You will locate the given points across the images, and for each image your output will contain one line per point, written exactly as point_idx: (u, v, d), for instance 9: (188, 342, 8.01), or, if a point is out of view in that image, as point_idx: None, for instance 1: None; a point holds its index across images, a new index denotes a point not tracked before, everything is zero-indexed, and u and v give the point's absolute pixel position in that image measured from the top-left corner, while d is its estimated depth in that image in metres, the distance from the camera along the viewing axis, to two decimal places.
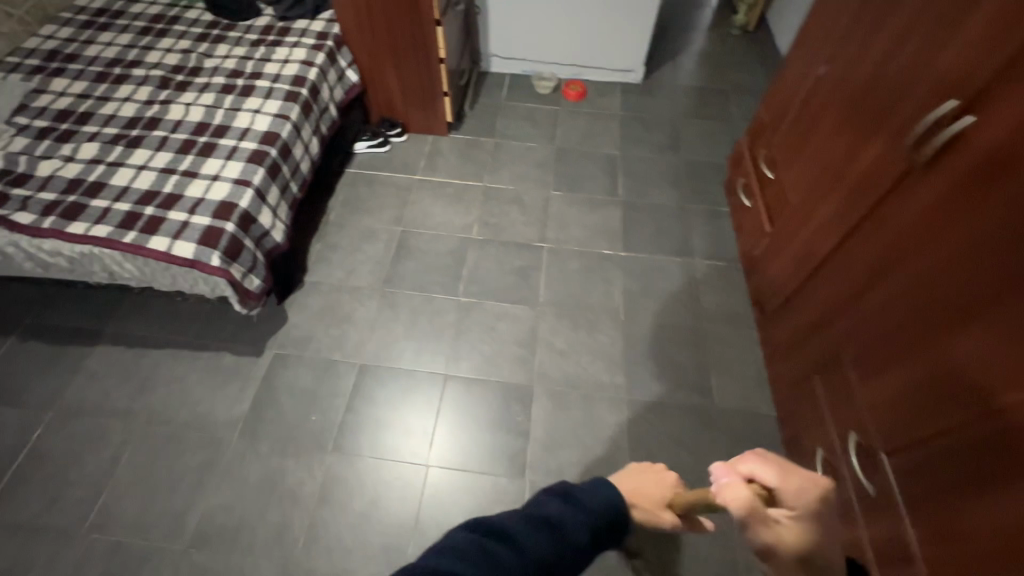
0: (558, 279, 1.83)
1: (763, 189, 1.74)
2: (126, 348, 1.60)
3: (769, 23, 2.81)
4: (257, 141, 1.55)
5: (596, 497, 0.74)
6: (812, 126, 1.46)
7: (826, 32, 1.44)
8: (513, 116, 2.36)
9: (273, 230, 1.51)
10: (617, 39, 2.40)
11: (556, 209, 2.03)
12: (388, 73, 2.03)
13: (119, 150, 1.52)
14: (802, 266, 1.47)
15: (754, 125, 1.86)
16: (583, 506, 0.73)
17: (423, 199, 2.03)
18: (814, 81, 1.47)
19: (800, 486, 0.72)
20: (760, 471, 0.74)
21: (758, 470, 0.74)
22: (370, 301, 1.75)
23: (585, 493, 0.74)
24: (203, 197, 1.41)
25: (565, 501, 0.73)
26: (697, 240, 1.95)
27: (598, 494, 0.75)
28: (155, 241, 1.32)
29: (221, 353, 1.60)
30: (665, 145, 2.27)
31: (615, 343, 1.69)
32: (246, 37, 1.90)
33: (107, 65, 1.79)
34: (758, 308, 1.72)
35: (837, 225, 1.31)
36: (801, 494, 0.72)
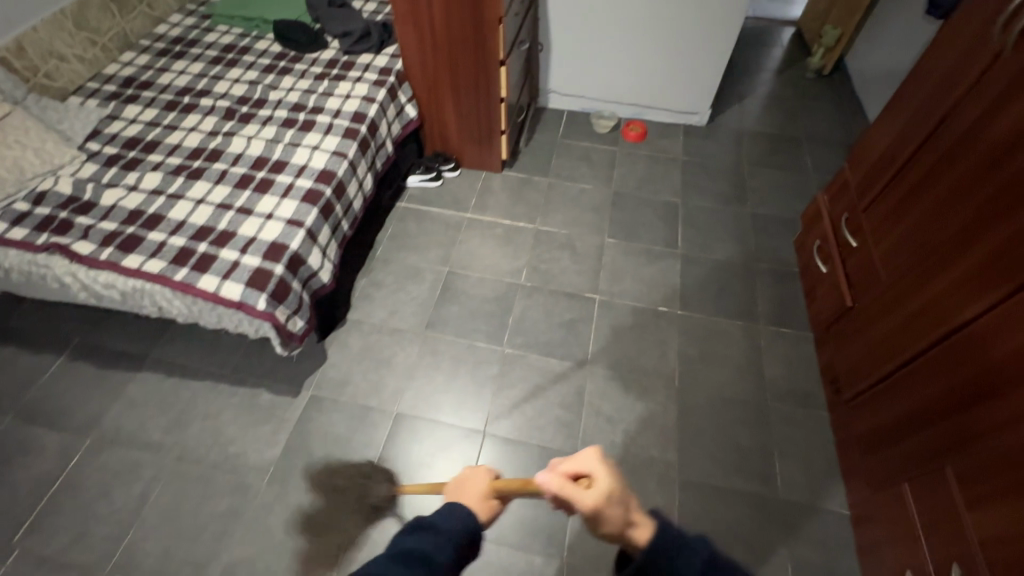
0: (609, 335, 1.73)
1: (843, 256, 1.59)
2: (168, 377, 1.60)
3: (847, 67, 2.65)
4: (313, 180, 1.53)
5: (450, 520, 0.71)
6: (910, 199, 1.32)
7: (938, 97, 1.29)
8: (569, 155, 2.29)
9: (321, 271, 1.48)
10: (683, 81, 2.30)
11: (609, 258, 1.93)
12: (447, 110, 1.99)
13: (180, 181, 1.53)
14: (891, 352, 1.31)
15: (835, 183, 1.71)
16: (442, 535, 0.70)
17: (472, 239, 1.97)
18: (920, 148, 1.32)
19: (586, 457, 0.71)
20: (583, 463, 0.70)
21: (563, 464, 0.72)
22: (411, 346, 1.69)
23: (442, 518, 0.71)
24: (255, 235, 1.39)
25: (422, 531, 0.70)
26: (763, 303, 1.81)
27: (453, 516, 0.72)
28: (205, 280, 1.31)
29: (259, 390, 1.58)
30: (731, 196, 2.14)
31: (667, 414, 1.57)
32: (311, 70, 1.91)
33: (178, 93, 1.83)
34: (831, 388, 1.56)
35: (940, 315, 1.16)
36: (598, 457, 0.71)
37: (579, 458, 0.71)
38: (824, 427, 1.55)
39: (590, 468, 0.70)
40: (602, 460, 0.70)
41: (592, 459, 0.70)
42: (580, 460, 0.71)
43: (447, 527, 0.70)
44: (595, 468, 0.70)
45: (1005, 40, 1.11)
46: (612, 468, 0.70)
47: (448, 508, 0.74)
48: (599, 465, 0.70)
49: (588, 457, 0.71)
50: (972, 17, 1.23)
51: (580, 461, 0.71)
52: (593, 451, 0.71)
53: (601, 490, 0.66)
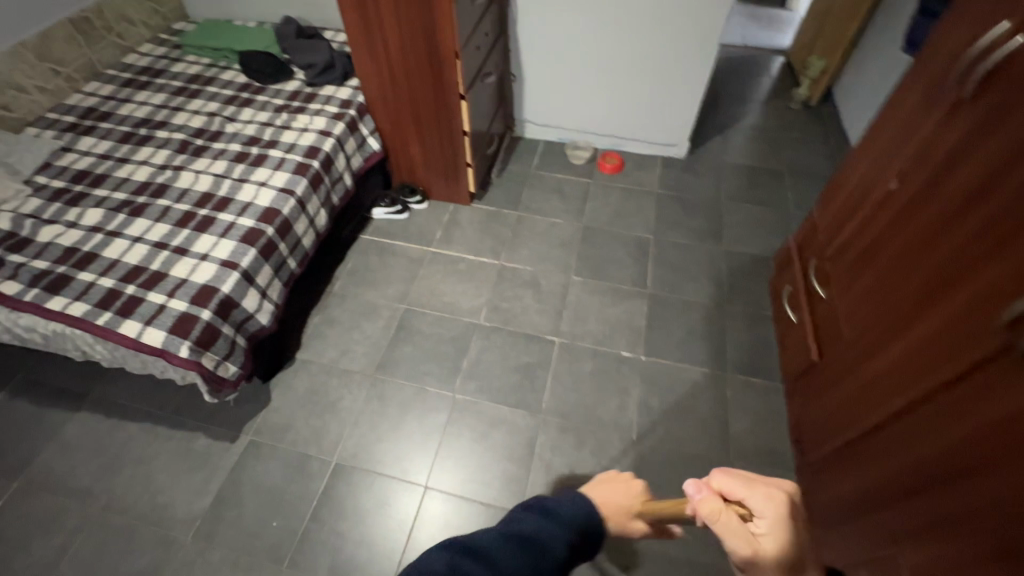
0: (568, 382, 1.64)
1: (812, 306, 1.49)
2: (105, 417, 1.55)
3: (834, 98, 2.58)
4: (255, 219, 1.48)
5: (572, 508, 0.77)
6: (873, 254, 1.23)
7: (901, 144, 1.21)
8: (541, 186, 2.23)
9: (258, 313, 1.43)
10: (660, 113, 2.25)
11: (574, 297, 1.85)
12: (411, 142, 1.95)
13: (121, 218, 1.49)
14: (855, 418, 1.20)
15: (806, 225, 1.63)
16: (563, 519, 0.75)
17: (433, 275, 1.91)
18: (883, 198, 1.24)
19: (765, 492, 0.72)
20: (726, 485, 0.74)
21: (722, 479, 0.75)
22: (359, 390, 1.62)
23: (559, 505, 0.77)
24: (186, 277, 1.34)
25: (545, 517, 0.75)
26: (732, 349, 1.71)
27: (575, 506, 0.77)
28: (127, 325, 1.25)
29: (196, 435, 1.52)
30: (706, 232, 2.05)
31: (623, 471, 1.47)
32: (272, 102, 1.88)
33: (135, 125, 1.81)
34: (798, 447, 1.45)
35: (901, 385, 1.05)
36: (775, 504, 0.71)
37: (751, 490, 0.73)
38: (792, 489, 1.44)
39: (755, 508, 0.72)
40: (780, 510, 0.71)
41: (771, 503, 0.71)
42: (746, 493, 0.73)
43: (567, 512, 0.76)
44: (765, 512, 0.71)
45: (963, 90, 1.03)
46: (788, 521, 0.71)
47: (571, 496, 0.79)
48: (770, 516, 0.71)
49: (761, 495, 0.72)
50: (932, 63, 1.16)
51: (752, 495, 0.72)
52: (774, 499, 0.72)
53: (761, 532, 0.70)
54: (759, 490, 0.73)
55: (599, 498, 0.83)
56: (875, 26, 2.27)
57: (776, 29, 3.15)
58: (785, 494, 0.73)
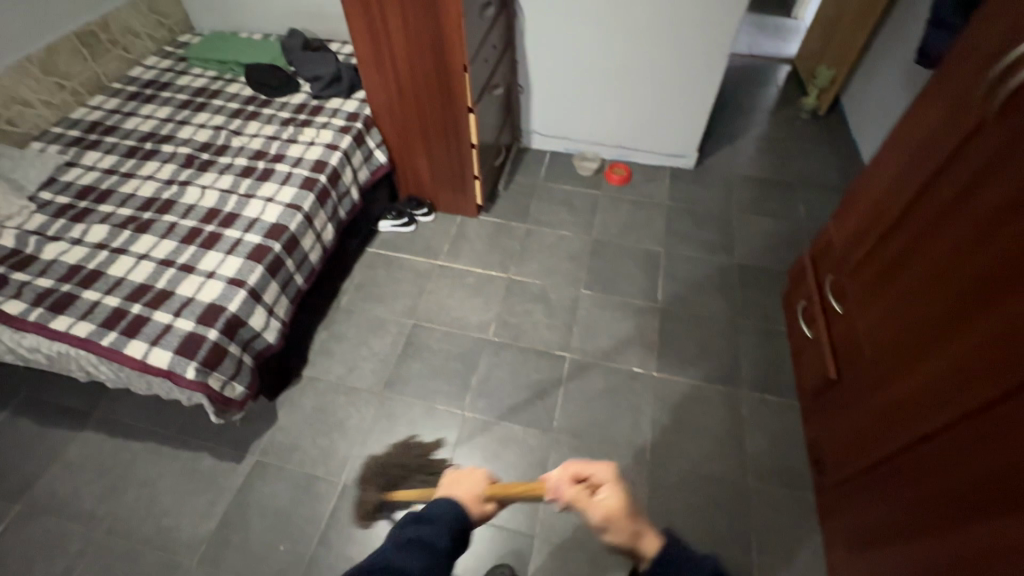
0: (579, 399, 1.61)
1: (828, 323, 1.46)
2: (108, 437, 1.52)
3: (842, 107, 2.56)
4: (262, 235, 1.46)
5: (442, 508, 0.79)
6: (892, 273, 1.20)
7: (920, 162, 1.19)
8: (549, 199, 2.21)
9: (266, 331, 1.40)
10: (668, 124, 2.23)
11: (584, 312, 1.82)
12: (418, 155, 1.93)
13: (126, 234, 1.47)
14: (876, 441, 1.17)
15: (820, 238, 1.60)
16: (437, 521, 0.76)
17: (441, 290, 1.88)
18: (900, 216, 1.22)
19: (599, 464, 0.77)
20: (584, 470, 0.77)
21: (576, 465, 0.78)
22: (367, 408, 1.59)
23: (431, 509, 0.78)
24: (192, 296, 1.32)
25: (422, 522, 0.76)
26: (746, 365, 1.68)
27: (443, 507, 0.79)
28: (132, 345, 1.23)
29: (201, 455, 1.49)
30: (716, 244, 2.03)
31: (637, 492, 1.44)
32: (278, 115, 1.87)
33: (141, 139, 1.79)
34: (816, 468, 1.42)
35: (924, 411, 1.02)
36: (613, 473, 0.76)
37: (595, 465, 0.77)
38: (812, 511, 1.40)
39: (602, 480, 0.76)
40: (617, 476, 0.76)
41: (608, 469, 0.77)
42: (589, 468, 0.77)
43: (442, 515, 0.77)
44: (608, 479, 0.76)
45: (988, 108, 1.00)
46: (624, 483, 0.76)
47: (439, 502, 0.80)
48: (611, 479, 0.75)
49: (605, 468, 0.77)
50: (952, 79, 1.13)
51: (594, 468, 0.77)
52: (609, 465, 0.77)
53: (606, 499, 0.73)
54: (595, 463, 0.78)
55: (460, 494, 0.83)
56: (883, 36, 2.26)
57: (782, 38, 3.14)
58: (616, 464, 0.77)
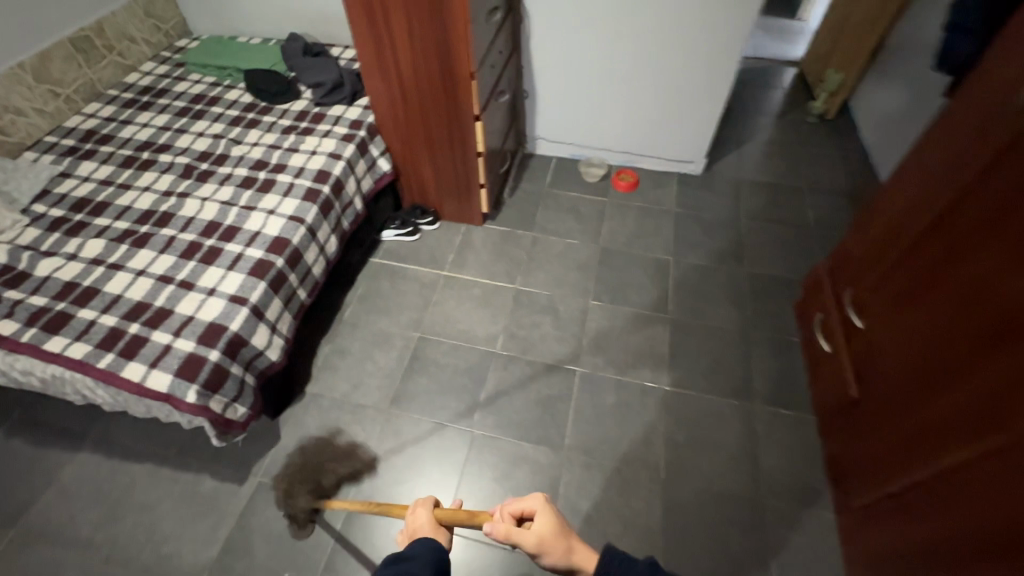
0: (590, 415, 1.57)
1: (848, 338, 1.42)
2: (106, 458, 1.47)
3: (852, 111, 2.52)
4: (263, 249, 1.41)
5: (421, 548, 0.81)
6: (920, 289, 1.16)
7: (949, 176, 1.14)
8: (555, 206, 2.16)
9: (268, 349, 1.35)
10: (676, 130, 2.19)
11: (594, 324, 1.78)
12: (422, 163, 1.88)
13: (123, 249, 1.42)
14: (903, 464, 1.13)
15: (837, 249, 1.56)
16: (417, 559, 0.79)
17: (446, 301, 1.84)
18: (927, 232, 1.17)
19: (528, 500, 0.89)
20: (519, 505, 0.89)
21: (512, 504, 0.90)
22: (372, 426, 1.55)
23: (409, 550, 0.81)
24: (192, 315, 1.27)
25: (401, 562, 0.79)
26: (762, 379, 1.64)
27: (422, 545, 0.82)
28: (130, 368, 1.18)
29: (203, 476, 1.45)
30: (727, 253, 1.99)
31: (652, 512, 1.40)
32: (279, 122, 1.82)
33: (137, 148, 1.74)
34: (836, 487, 1.38)
35: (957, 436, 0.98)
36: (543, 502, 0.88)
37: (527, 500, 0.89)
38: (834, 532, 1.36)
39: (535, 510, 0.88)
40: (547, 503, 0.88)
41: (538, 501, 0.88)
42: (521, 505, 0.89)
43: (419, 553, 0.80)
44: (539, 508, 0.87)
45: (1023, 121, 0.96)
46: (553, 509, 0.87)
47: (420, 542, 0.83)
48: (543, 509, 0.87)
49: (535, 500, 0.88)
50: (984, 90, 1.09)
51: (526, 502, 0.89)
52: (538, 496, 0.89)
53: (537, 528, 0.85)
54: (525, 498, 0.89)
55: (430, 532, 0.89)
56: (894, 39, 2.22)
57: (789, 39, 3.10)
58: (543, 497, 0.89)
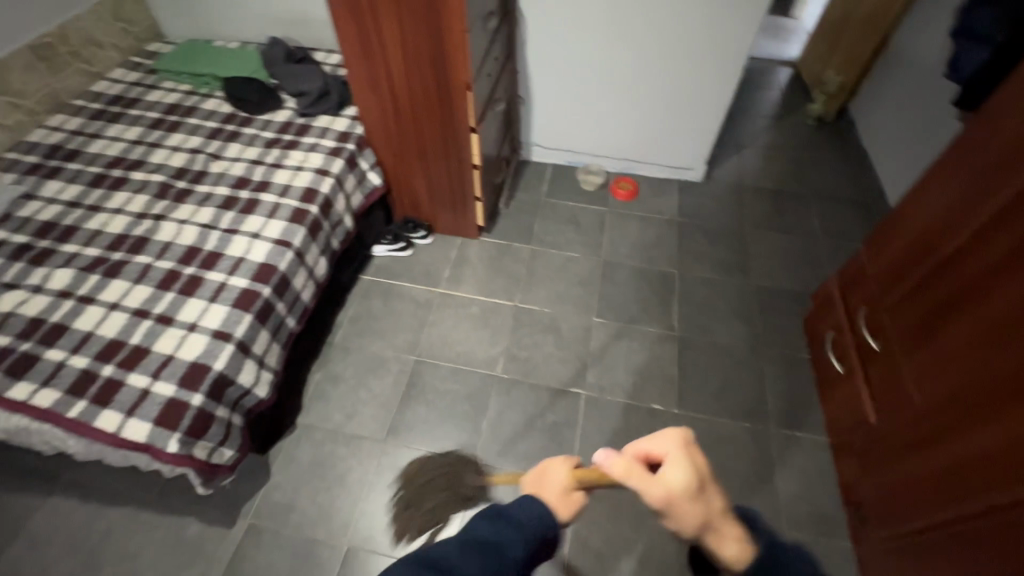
0: (598, 442, 1.51)
1: (864, 360, 1.39)
2: (81, 502, 1.37)
3: (850, 114, 2.48)
4: (249, 278, 1.32)
5: (526, 513, 0.65)
6: (945, 318, 1.12)
7: (977, 198, 1.10)
8: (553, 217, 2.08)
9: (256, 386, 1.26)
10: (676, 136, 2.12)
11: (598, 343, 1.71)
12: (415, 176, 1.79)
13: (94, 279, 1.32)
14: (928, 500, 1.09)
15: (850, 265, 1.52)
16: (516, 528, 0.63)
17: (444, 321, 1.76)
18: (952, 256, 1.13)
19: (665, 438, 0.65)
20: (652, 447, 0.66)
21: (639, 447, 0.67)
22: (369, 460, 1.46)
23: (516, 509, 0.65)
24: (172, 354, 1.17)
25: (500, 523, 0.64)
26: (772, 398, 1.60)
27: (530, 510, 0.65)
28: (105, 417, 1.09)
29: (188, 521, 1.35)
30: (731, 264, 1.94)
31: (665, 544, 1.34)
32: (261, 135, 1.71)
33: (108, 165, 1.62)
34: (854, 514, 1.35)
35: (991, 478, 0.94)
36: (680, 442, 0.64)
37: (656, 441, 0.65)
38: (850, 562, 1.32)
39: (664, 453, 0.64)
40: (686, 445, 0.64)
41: (673, 441, 0.64)
42: (651, 444, 0.65)
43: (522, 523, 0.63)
44: (672, 451, 0.63)
45: None
46: (692, 454, 0.63)
47: (527, 501, 0.67)
48: (673, 450, 0.63)
49: (668, 441, 0.65)
50: (1015, 108, 1.04)
51: (657, 442, 0.65)
52: (674, 436, 0.65)
53: (665, 474, 0.59)
54: (658, 435, 0.66)
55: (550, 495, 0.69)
56: (896, 40, 2.18)
57: (783, 39, 3.05)
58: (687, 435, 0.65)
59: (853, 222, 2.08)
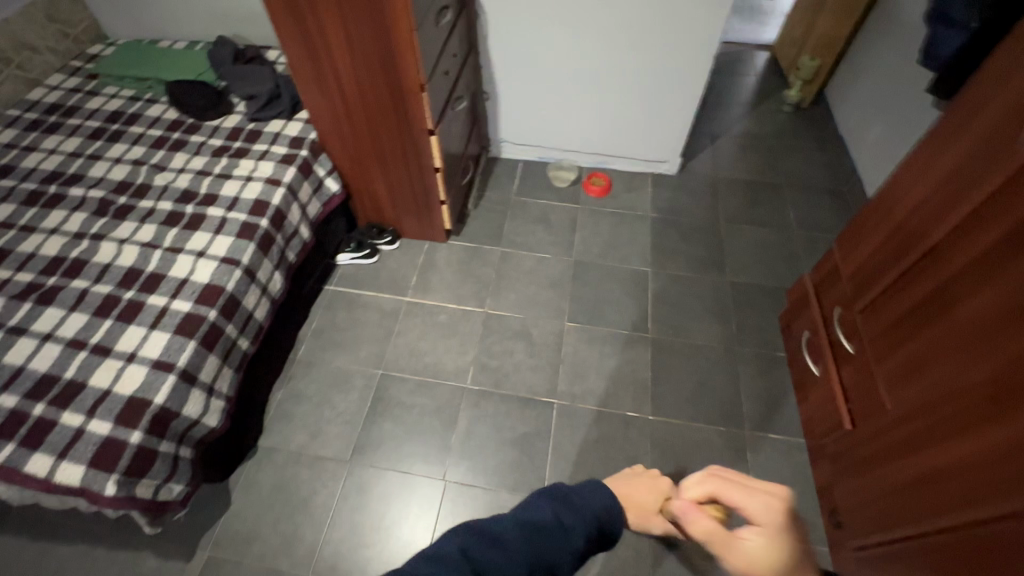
0: (571, 453, 1.47)
1: (839, 361, 1.35)
2: (28, 540, 1.30)
3: (826, 99, 2.42)
4: (192, 301, 1.24)
5: (590, 504, 0.71)
6: (920, 321, 1.08)
7: (952, 197, 1.05)
8: (524, 216, 2.02)
9: (205, 416, 1.20)
10: (648, 129, 2.05)
11: (570, 349, 1.66)
12: (375, 181, 1.71)
13: (27, 308, 1.23)
14: (904, 508, 1.06)
15: (826, 262, 1.48)
16: (581, 511, 0.71)
17: (411, 332, 1.69)
18: (926, 258, 1.09)
19: (764, 499, 0.69)
20: (729, 496, 0.72)
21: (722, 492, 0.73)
22: (334, 482, 1.41)
23: (580, 497, 0.72)
24: (109, 388, 1.11)
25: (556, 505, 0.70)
26: (746, 400, 1.56)
27: (601, 497, 0.73)
28: (35, 461, 1.02)
29: (143, 555, 1.29)
30: (706, 260, 1.89)
31: (639, 556, 1.32)
32: (209, 142, 1.62)
33: (42, 180, 1.52)
34: (830, 519, 1.32)
35: (967, 491, 0.91)
36: (770, 508, 0.68)
37: (749, 499, 0.70)
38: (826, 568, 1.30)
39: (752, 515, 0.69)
40: (775, 511, 0.68)
41: (771, 508, 0.68)
42: (745, 502, 0.70)
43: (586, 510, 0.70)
44: (761, 517, 0.68)
45: None
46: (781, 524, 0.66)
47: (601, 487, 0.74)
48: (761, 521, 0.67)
49: (760, 503, 0.69)
50: (993, 103, 0.98)
51: (752, 501, 0.70)
52: (766, 502, 0.69)
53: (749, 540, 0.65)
54: (754, 493, 0.71)
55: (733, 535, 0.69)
56: (872, 22, 2.11)
57: (758, 21, 2.97)
58: (784, 500, 0.69)
59: (829, 213, 2.04)
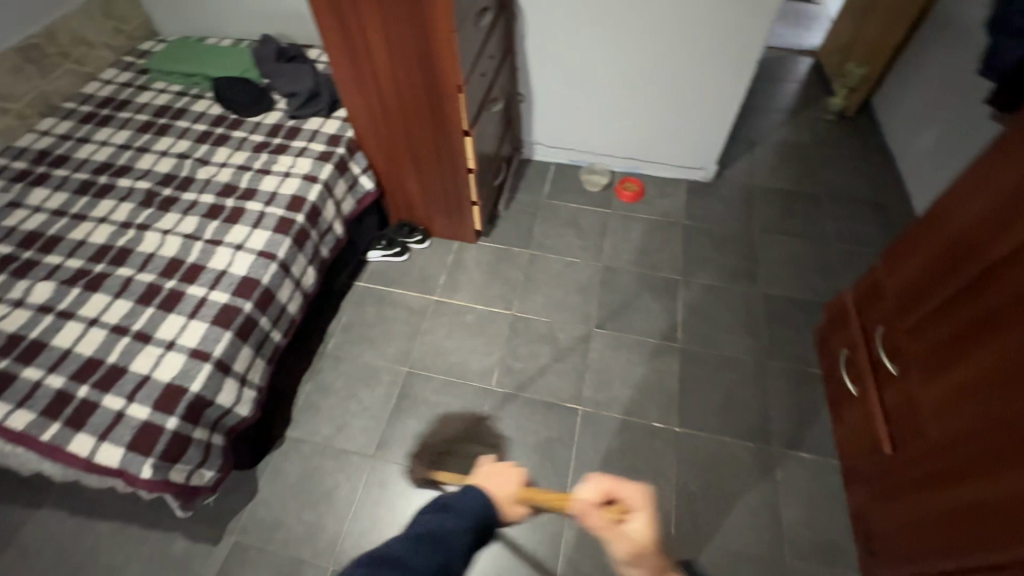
0: (593, 461, 1.45)
1: (879, 382, 1.30)
2: (69, 515, 1.36)
3: (873, 106, 2.33)
4: (229, 293, 1.27)
5: (467, 501, 0.79)
6: (968, 345, 1.02)
7: (1008, 216, 0.99)
8: (554, 219, 2.01)
9: (237, 406, 1.23)
10: (685, 134, 2.01)
11: (596, 356, 1.64)
12: (409, 180, 1.73)
13: (75, 293, 1.29)
14: (943, 539, 1.01)
15: (868, 278, 1.42)
16: (460, 510, 0.77)
17: (437, 331, 1.70)
18: (978, 279, 1.03)
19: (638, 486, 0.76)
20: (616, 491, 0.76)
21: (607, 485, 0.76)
22: (357, 476, 1.43)
23: (456, 500, 0.78)
24: (148, 374, 1.15)
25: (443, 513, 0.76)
26: (778, 417, 1.51)
27: (470, 496, 0.79)
28: (77, 441, 1.07)
29: (175, 536, 1.34)
30: (740, 271, 1.84)
31: None
32: (250, 138, 1.66)
33: (94, 171, 1.59)
34: (863, 546, 1.27)
35: (1009, 525, 0.86)
36: (645, 495, 0.76)
37: (626, 489, 0.76)
38: None
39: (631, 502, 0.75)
40: (648, 497, 0.76)
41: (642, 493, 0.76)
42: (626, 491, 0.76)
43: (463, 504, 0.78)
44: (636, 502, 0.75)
45: None
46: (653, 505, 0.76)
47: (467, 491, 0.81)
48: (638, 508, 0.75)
49: (635, 491, 0.76)
50: None
51: (627, 489, 0.76)
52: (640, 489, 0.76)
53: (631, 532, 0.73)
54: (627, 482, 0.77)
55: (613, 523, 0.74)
56: (926, 27, 2.02)
57: (803, 26, 2.88)
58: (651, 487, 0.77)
59: (872, 225, 1.97)
